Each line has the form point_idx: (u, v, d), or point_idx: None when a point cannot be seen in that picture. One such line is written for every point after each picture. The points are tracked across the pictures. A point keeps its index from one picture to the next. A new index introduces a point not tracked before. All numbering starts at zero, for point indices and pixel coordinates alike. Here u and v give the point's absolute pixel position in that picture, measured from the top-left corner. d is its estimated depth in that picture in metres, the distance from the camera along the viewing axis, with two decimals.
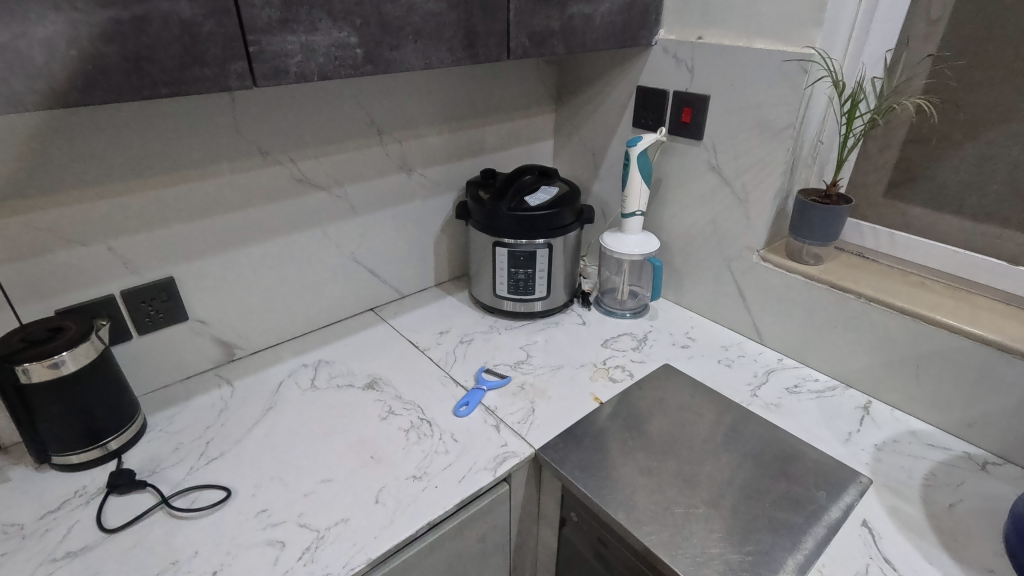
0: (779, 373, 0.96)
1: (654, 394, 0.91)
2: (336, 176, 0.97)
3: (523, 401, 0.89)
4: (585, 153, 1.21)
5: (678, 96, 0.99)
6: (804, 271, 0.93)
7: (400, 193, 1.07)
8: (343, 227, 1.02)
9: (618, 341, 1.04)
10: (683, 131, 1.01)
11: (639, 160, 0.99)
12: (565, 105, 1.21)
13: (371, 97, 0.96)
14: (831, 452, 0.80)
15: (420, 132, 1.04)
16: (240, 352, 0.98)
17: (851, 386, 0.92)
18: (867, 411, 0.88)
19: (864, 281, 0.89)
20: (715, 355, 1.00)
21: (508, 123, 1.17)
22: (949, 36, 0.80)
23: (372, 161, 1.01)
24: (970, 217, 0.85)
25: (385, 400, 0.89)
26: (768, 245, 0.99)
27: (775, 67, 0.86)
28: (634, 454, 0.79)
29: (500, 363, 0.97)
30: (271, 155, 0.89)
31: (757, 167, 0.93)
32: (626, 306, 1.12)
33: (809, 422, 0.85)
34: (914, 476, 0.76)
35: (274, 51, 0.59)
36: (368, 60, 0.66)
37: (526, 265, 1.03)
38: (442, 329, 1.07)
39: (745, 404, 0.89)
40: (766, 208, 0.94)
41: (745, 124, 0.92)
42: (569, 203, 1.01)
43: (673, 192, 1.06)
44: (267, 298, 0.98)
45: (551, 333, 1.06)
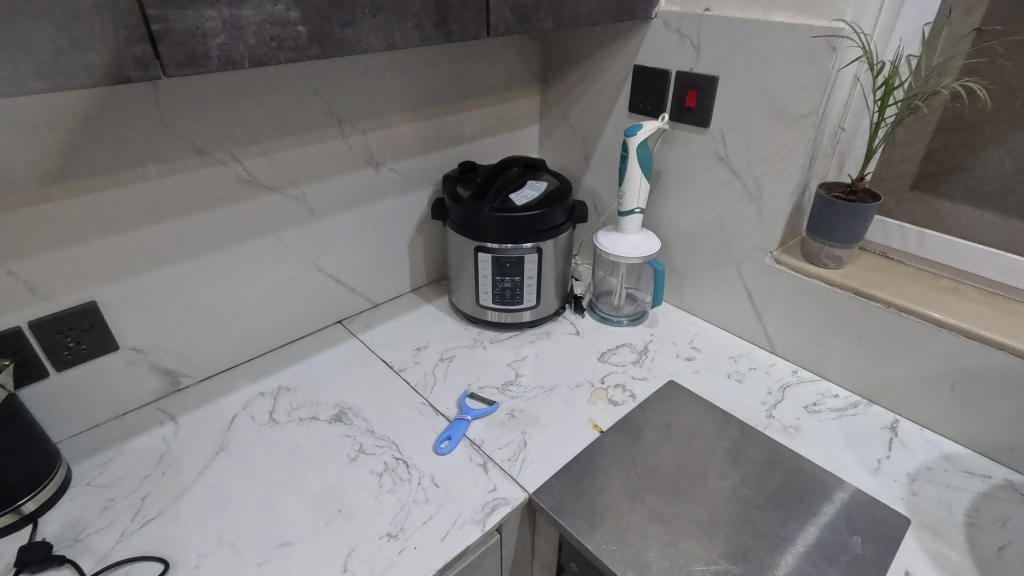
0: (795, 389, 0.87)
1: (660, 419, 0.80)
2: (291, 174, 0.84)
3: (513, 432, 0.78)
4: (574, 141, 1.08)
5: (682, 78, 0.87)
6: (824, 276, 0.83)
7: (367, 191, 0.94)
8: (301, 233, 0.89)
9: (616, 354, 0.93)
10: (687, 118, 0.89)
11: (639, 152, 0.87)
12: (551, 87, 1.08)
13: (328, 83, 0.82)
14: (860, 485, 0.71)
15: (388, 121, 0.91)
16: (186, 380, 0.85)
17: (874, 402, 0.84)
18: (895, 432, 0.79)
19: (892, 287, 0.80)
20: (724, 369, 0.90)
21: (488, 108, 1.04)
22: (999, 7, 0.69)
23: (334, 157, 0.87)
24: (1013, 215, 0.75)
25: (355, 437, 0.77)
26: (782, 245, 0.88)
27: (796, 45, 0.74)
28: (643, 497, 0.69)
29: (486, 386, 0.86)
30: (209, 152, 0.75)
31: (774, 159, 0.82)
32: (623, 313, 1.02)
33: (833, 449, 0.76)
34: (955, 512, 0.68)
35: (187, 29, 0.46)
36: (314, 40, 0.53)
37: (513, 272, 0.91)
38: (419, 344, 0.95)
39: (761, 428, 0.80)
40: (783, 206, 0.84)
41: (759, 110, 0.81)
42: (560, 201, 0.89)
43: (675, 185, 0.95)
44: (215, 318, 0.85)
45: (541, 346, 0.95)
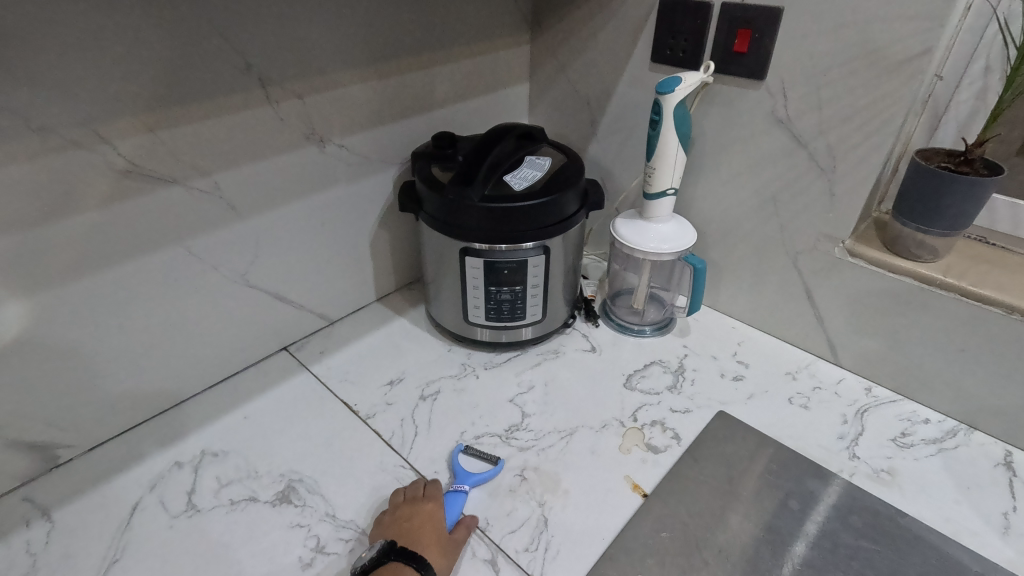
0: (876, 415, 0.68)
1: (718, 471, 0.61)
2: (196, 159, 0.59)
3: (528, 504, 0.58)
4: (576, 102, 0.85)
5: (730, 12, 0.65)
6: (919, 272, 0.64)
7: (310, 177, 0.70)
8: (221, 239, 0.64)
9: (646, 376, 0.73)
10: (734, 67, 0.67)
11: (676, 114, 0.65)
12: (545, 32, 0.84)
13: (242, 24, 0.57)
14: (992, 555, 0.54)
15: (333, 80, 0.66)
16: (68, 452, 0.61)
17: (976, 429, 0.66)
18: (1012, 470, 0.62)
19: (1011, 285, 0.61)
20: (783, 390, 0.71)
21: (466, 62, 0.80)
22: None
23: (259, 131, 0.62)
24: None
25: (310, 526, 0.56)
26: (856, 232, 0.69)
27: None
28: None
29: (484, 434, 0.65)
30: (55, 130, 0.50)
31: (858, 118, 0.62)
32: (646, 320, 0.82)
33: (944, 501, 0.59)
34: None
35: None
36: None
37: (511, 280, 0.69)
38: (392, 376, 0.73)
39: (847, 475, 0.61)
40: (864, 183, 0.64)
41: (840, 55, 0.60)
42: (572, 184, 0.66)
43: (713, 158, 0.74)
44: (102, 364, 0.61)
45: (550, 370, 0.74)
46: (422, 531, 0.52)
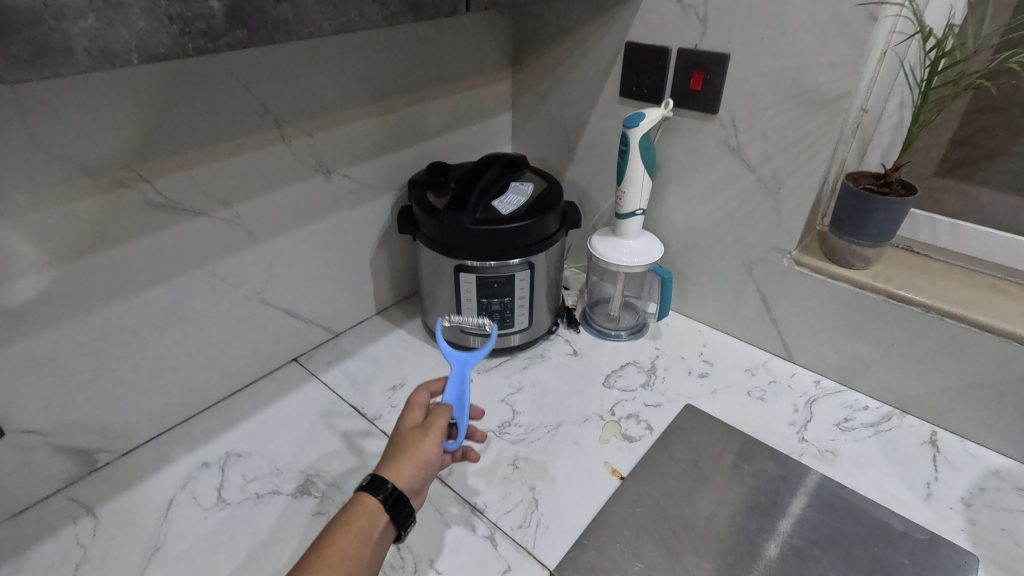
0: (823, 403, 0.78)
1: (686, 456, 0.70)
2: (219, 191, 0.66)
3: (520, 489, 0.66)
4: (554, 130, 0.95)
5: (685, 56, 0.75)
6: (853, 278, 0.74)
7: (318, 203, 0.78)
8: (240, 262, 0.72)
9: (623, 376, 0.82)
10: (692, 102, 0.77)
11: (642, 145, 0.74)
12: (524, 68, 0.94)
13: (262, 74, 0.65)
14: (916, 518, 0.64)
15: (338, 118, 0.75)
16: (104, 457, 0.68)
17: (908, 413, 0.76)
18: (936, 447, 0.72)
19: (930, 288, 0.71)
20: (742, 385, 0.81)
21: (455, 97, 0.89)
22: None
23: (275, 165, 0.70)
24: None
25: (329, 513, 0.63)
26: (801, 244, 0.79)
27: (829, 15, 0.63)
28: (686, 562, 0.59)
29: (479, 430, 0.73)
30: (104, 172, 0.57)
31: (796, 147, 0.72)
32: (622, 325, 0.91)
33: (878, 474, 0.68)
34: (1019, 542, 0.61)
35: (27, 4, 0.29)
36: (238, 21, 0.37)
37: (501, 292, 0.78)
38: (394, 382, 0.81)
39: (796, 455, 0.71)
40: (803, 203, 0.74)
41: (780, 93, 0.70)
42: (552, 207, 0.75)
43: (676, 180, 0.84)
44: (136, 376, 0.68)
45: (536, 373, 0.83)
46: (391, 448, 0.53)
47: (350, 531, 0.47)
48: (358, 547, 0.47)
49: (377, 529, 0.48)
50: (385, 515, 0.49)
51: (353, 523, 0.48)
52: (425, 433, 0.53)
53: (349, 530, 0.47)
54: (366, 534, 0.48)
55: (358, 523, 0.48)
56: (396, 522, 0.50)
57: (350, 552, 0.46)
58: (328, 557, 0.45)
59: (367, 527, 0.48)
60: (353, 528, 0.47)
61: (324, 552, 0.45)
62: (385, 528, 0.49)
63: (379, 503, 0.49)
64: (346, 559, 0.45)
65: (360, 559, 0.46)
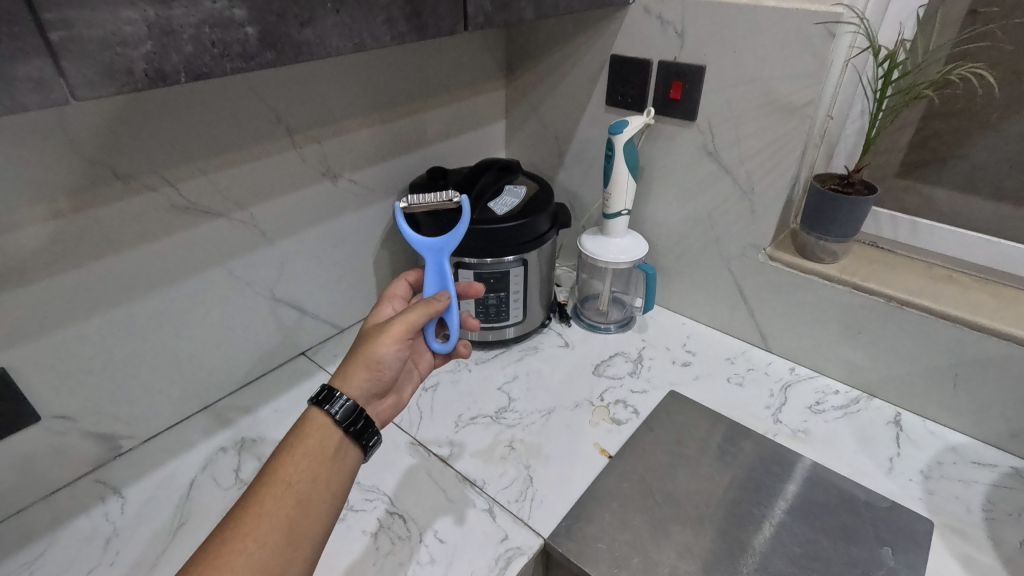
0: (797, 389, 0.84)
1: (669, 436, 0.76)
2: (236, 195, 0.72)
3: (516, 467, 0.71)
4: (546, 136, 1.01)
5: (665, 68, 0.81)
6: (822, 271, 0.80)
7: (325, 206, 0.83)
8: (254, 261, 0.77)
9: (611, 365, 0.88)
10: (672, 110, 0.83)
11: (626, 150, 0.80)
12: (517, 79, 1.00)
13: (276, 87, 0.70)
14: (879, 489, 0.69)
15: (344, 127, 0.80)
16: (128, 443, 0.73)
17: (875, 396, 0.82)
18: (900, 427, 0.78)
19: (891, 280, 0.78)
20: (722, 373, 0.87)
21: (452, 106, 0.95)
22: None
23: (286, 170, 0.76)
24: (1006, 200, 0.74)
25: None
26: (775, 241, 0.85)
27: (793, 31, 0.70)
28: (668, 529, 0.64)
29: (478, 416, 0.79)
30: (134, 177, 0.62)
31: (767, 151, 0.78)
32: (610, 319, 0.96)
33: (846, 451, 0.74)
34: (972, 509, 0.67)
35: (100, 36, 0.35)
36: (267, 43, 0.43)
37: (497, 287, 0.84)
38: None
39: (771, 435, 0.76)
40: (775, 203, 0.80)
41: (751, 102, 0.76)
42: (543, 207, 0.81)
43: (659, 183, 0.90)
44: (158, 367, 0.73)
45: (531, 363, 0.88)
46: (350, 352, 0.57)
47: (297, 455, 0.50)
48: (307, 469, 0.49)
49: (326, 446, 0.51)
50: (338, 427, 0.52)
51: (299, 446, 0.50)
52: (376, 338, 0.56)
53: (294, 455, 0.49)
54: (315, 454, 0.50)
55: (305, 445, 0.51)
56: (350, 435, 0.53)
57: (297, 475, 0.48)
58: (275, 483, 0.47)
59: (316, 446, 0.51)
60: (299, 451, 0.50)
61: (270, 479, 0.48)
62: (337, 443, 0.52)
63: (328, 418, 0.52)
64: (294, 484, 0.47)
65: (310, 477, 0.49)
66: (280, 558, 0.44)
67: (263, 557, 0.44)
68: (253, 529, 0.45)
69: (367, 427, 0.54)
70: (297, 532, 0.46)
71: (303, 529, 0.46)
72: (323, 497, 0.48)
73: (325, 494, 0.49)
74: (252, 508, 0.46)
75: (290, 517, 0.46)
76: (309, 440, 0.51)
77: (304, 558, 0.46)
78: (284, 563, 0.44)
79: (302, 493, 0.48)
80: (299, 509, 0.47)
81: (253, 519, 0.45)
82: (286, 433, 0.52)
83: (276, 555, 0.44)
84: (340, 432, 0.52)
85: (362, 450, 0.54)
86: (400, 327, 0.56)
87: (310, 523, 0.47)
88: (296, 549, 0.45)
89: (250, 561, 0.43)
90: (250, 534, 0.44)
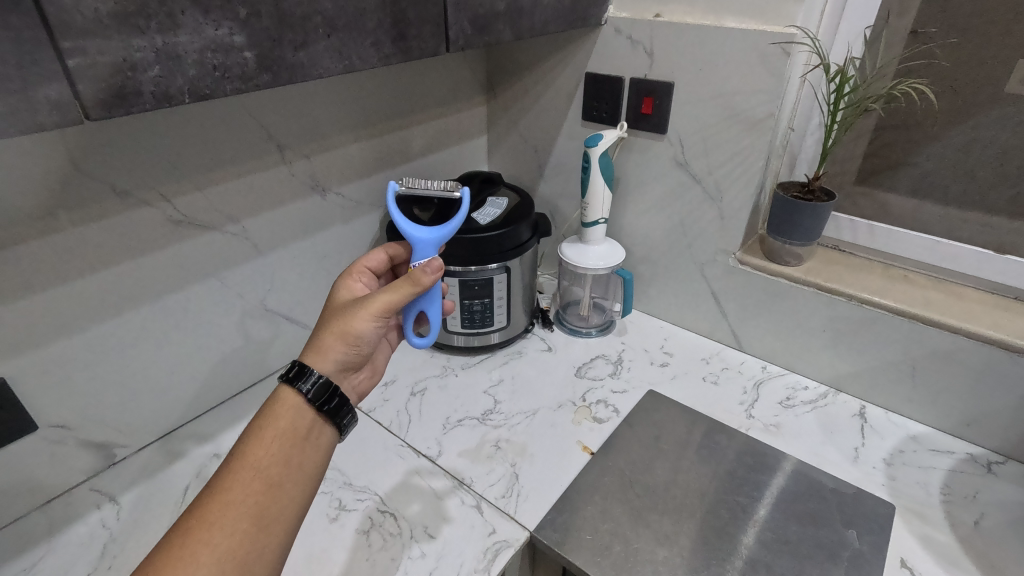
0: (768, 385, 0.88)
1: (648, 433, 0.79)
2: (228, 209, 0.75)
3: (502, 465, 0.74)
4: (526, 150, 1.05)
5: (636, 84, 0.86)
6: (788, 273, 0.85)
7: (315, 219, 0.86)
8: (245, 272, 0.80)
9: (592, 367, 0.91)
10: (644, 124, 0.88)
11: (601, 162, 0.85)
12: (497, 96, 1.04)
13: (267, 105, 0.74)
14: (845, 476, 0.74)
15: (333, 143, 0.84)
16: (123, 452, 0.75)
17: (842, 390, 0.87)
18: (864, 419, 0.83)
19: (852, 280, 0.83)
20: (698, 372, 0.91)
21: (436, 121, 0.99)
22: (932, 9, 0.73)
23: (277, 185, 0.79)
24: (954, 204, 0.80)
25: (332, 491, 0.71)
26: (744, 246, 0.90)
27: (752, 50, 0.75)
28: (647, 519, 0.67)
29: (465, 418, 0.82)
30: (132, 193, 0.65)
31: (732, 162, 0.83)
32: (591, 323, 1.00)
33: (815, 443, 0.78)
34: (931, 492, 0.72)
35: (112, 62, 0.38)
36: (264, 66, 0.46)
37: (481, 294, 0.87)
38: (386, 379, 0.89)
39: (744, 429, 0.80)
40: (742, 210, 0.85)
41: (717, 116, 0.81)
42: (524, 217, 0.85)
43: (634, 193, 0.95)
44: (152, 377, 0.75)
45: (515, 367, 0.92)
46: (325, 327, 0.58)
47: (266, 439, 0.50)
48: (277, 453, 0.50)
49: (296, 427, 0.52)
50: (310, 408, 0.53)
51: (268, 429, 0.51)
52: (350, 314, 0.56)
53: (264, 438, 0.50)
54: (285, 436, 0.51)
55: (274, 427, 0.51)
56: (322, 414, 0.54)
57: (265, 460, 0.49)
58: (242, 468, 0.48)
59: (287, 427, 0.52)
60: (268, 434, 0.51)
61: (237, 465, 0.48)
62: (308, 423, 0.53)
63: (299, 397, 0.53)
64: (262, 468, 0.48)
65: (279, 460, 0.50)
66: (250, 540, 0.46)
67: (230, 543, 0.45)
68: (220, 519, 0.45)
69: (341, 405, 0.55)
70: (267, 514, 0.47)
71: (272, 511, 0.48)
72: (293, 478, 0.50)
73: (296, 475, 0.50)
74: (219, 495, 0.47)
75: (258, 501, 0.47)
76: (278, 422, 0.52)
77: (275, 539, 0.47)
78: (254, 545, 0.46)
79: (271, 476, 0.49)
80: (268, 493, 0.48)
81: (219, 508, 0.46)
82: (254, 415, 0.52)
83: (246, 538, 0.46)
84: (312, 411, 0.54)
85: (335, 428, 0.56)
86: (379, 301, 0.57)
87: (280, 505, 0.48)
88: (266, 535, 0.47)
89: (219, 547, 0.44)
90: (219, 521, 0.45)
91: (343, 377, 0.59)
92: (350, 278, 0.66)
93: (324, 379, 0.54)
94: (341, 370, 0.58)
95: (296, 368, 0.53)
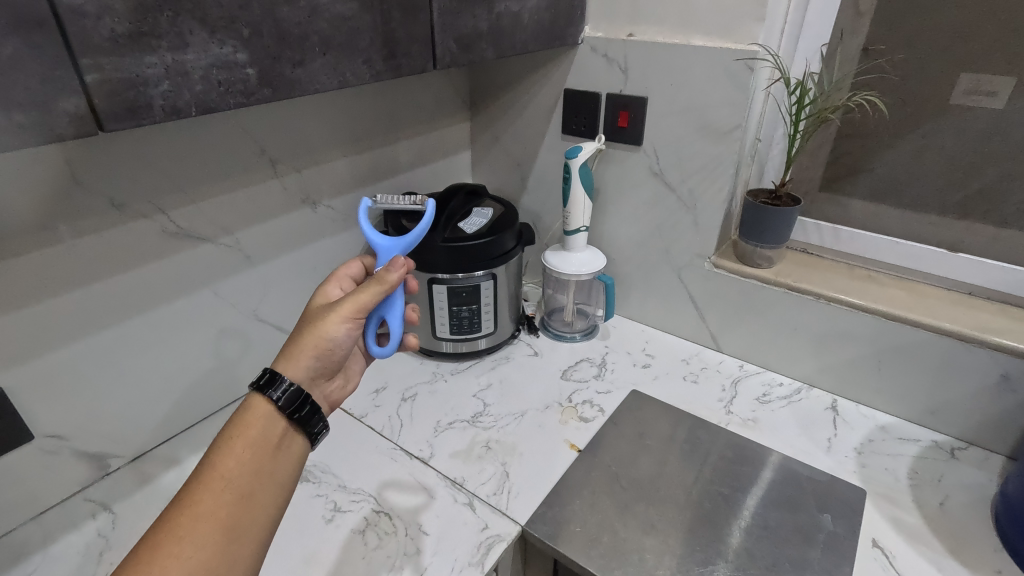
0: (746, 383, 0.92)
1: (633, 430, 0.82)
2: (222, 221, 0.77)
3: (493, 464, 0.76)
4: (509, 163, 1.09)
5: (612, 99, 0.91)
6: (760, 275, 0.90)
7: (305, 231, 0.89)
8: (238, 283, 0.82)
9: (578, 370, 0.95)
10: (621, 136, 0.93)
11: (581, 172, 0.89)
12: (480, 112, 1.09)
13: (260, 121, 0.77)
14: (819, 465, 0.77)
15: (322, 157, 0.87)
16: (117, 462, 0.76)
17: (814, 386, 0.91)
18: (836, 412, 0.87)
19: (820, 280, 0.87)
20: (679, 372, 0.95)
21: (422, 137, 1.03)
22: (881, 29, 0.79)
23: (269, 198, 0.82)
24: (910, 207, 0.85)
25: (328, 494, 0.73)
26: (718, 250, 0.94)
27: (719, 67, 0.81)
28: (633, 510, 0.70)
29: (455, 421, 0.84)
30: (130, 206, 0.67)
31: (704, 171, 0.88)
32: (575, 329, 1.03)
33: (791, 435, 0.82)
34: (900, 477, 0.76)
35: (126, 78, 0.41)
36: (265, 82, 0.50)
37: (469, 301, 0.90)
38: (377, 386, 0.91)
39: (724, 424, 0.84)
40: (715, 216, 0.90)
41: (688, 128, 0.86)
42: (509, 226, 0.89)
43: (613, 202, 0.99)
44: (146, 386, 0.76)
45: (503, 372, 0.94)
46: (297, 333, 0.60)
47: (237, 449, 0.52)
48: (247, 462, 0.51)
49: (268, 436, 0.54)
50: (282, 416, 0.55)
51: (237, 440, 0.53)
52: (321, 319, 0.59)
53: (236, 447, 0.52)
54: (255, 446, 0.53)
55: (245, 437, 0.53)
56: (293, 422, 0.56)
57: (236, 470, 0.51)
58: (213, 479, 0.50)
59: (258, 436, 0.54)
60: (239, 444, 0.52)
61: (208, 476, 0.50)
62: (280, 433, 0.55)
63: (269, 405, 0.55)
64: (233, 479, 0.50)
65: (249, 470, 0.51)
66: (222, 550, 0.47)
67: (203, 556, 0.46)
68: (190, 532, 0.46)
69: (313, 413, 0.57)
70: (238, 523, 0.49)
71: (244, 520, 0.49)
72: (264, 489, 0.51)
73: (267, 484, 0.52)
74: (189, 507, 0.48)
75: (230, 512, 0.49)
76: (249, 432, 0.54)
77: (246, 548, 0.48)
78: (226, 556, 0.47)
79: (242, 486, 0.50)
80: (239, 503, 0.50)
81: (189, 521, 0.47)
82: (223, 424, 0.54)
83: (218, 548, 0.47)
84: (283, 420, 0.56)
85: (306, 437, 0.58)
86: (349, 306, 0.59)
87: (252, 514, 0.50)
88: (238, 546, 0.48)
89: (190, 560, 0.45)
90: (190, 533, 0.46)
91: (316, 383, 0.61)
92: (326, 287, 0.67)
93: (292, 388, 0.56)
94: (314, 376, 0.60)
95: (266, 377, 0.56)
